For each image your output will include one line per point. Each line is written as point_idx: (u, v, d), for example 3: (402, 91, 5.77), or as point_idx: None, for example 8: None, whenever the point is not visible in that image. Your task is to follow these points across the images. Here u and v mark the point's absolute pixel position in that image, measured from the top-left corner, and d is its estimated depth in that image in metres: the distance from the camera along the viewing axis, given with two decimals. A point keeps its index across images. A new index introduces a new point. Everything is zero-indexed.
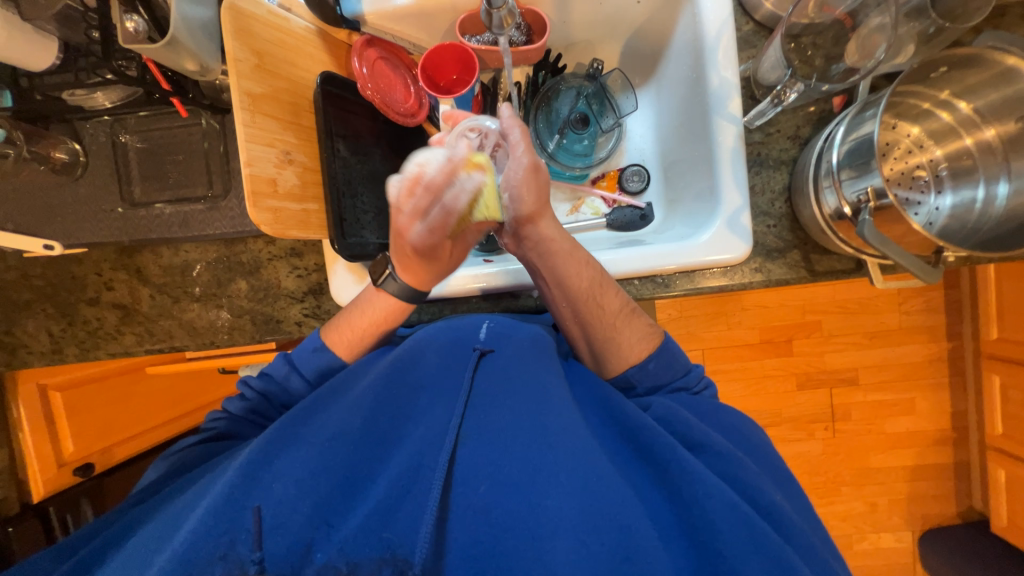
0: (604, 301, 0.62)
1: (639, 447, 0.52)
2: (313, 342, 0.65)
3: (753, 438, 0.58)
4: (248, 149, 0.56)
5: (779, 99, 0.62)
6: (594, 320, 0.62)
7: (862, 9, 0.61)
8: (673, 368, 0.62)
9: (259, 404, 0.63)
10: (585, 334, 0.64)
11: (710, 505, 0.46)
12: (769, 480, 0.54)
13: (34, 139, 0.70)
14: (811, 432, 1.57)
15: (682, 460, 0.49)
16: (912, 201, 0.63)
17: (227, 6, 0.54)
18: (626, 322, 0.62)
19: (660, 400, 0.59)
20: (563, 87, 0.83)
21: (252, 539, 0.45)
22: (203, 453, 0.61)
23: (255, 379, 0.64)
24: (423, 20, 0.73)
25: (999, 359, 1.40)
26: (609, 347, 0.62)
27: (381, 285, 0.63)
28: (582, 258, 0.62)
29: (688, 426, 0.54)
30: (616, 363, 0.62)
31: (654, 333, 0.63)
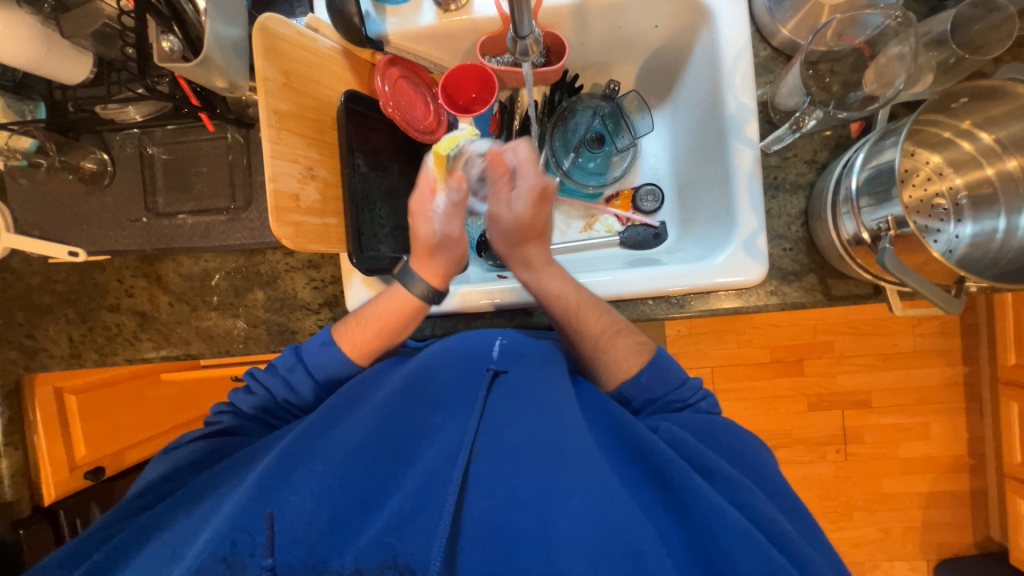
0: (584, 322, 0.62)
1: (652, 471, 0.52)
2: (323, 337, 0.65)
3: (764, 463, 0.57)
4: (273, 165, 0.57)
5: (798, 126, 0.62)
6: (578, 339, 0.64)
7: (881, 38, 0.62)
8: (667, 382, 0.61)
9: (270, 403, 0.64)
10: (577, 352, 0.66)
11: (725, 536, 0.45)
12: (778, 508, 0.52)
13: (65, 149, 0.72)
14: (823, 454, 1.54)
15: (698, 488, 0.48)
16: (932, 228, 0.64)
17: (259, 27, 0.55)
18: (610, 341, 0.62)
19: (665, 421, 0.58)
20: (579, 107, 0.85)
21: (264, 544, 0.46)
22: (212, 454, 0.60)
23: (261, 372, 0.65)
24: (444, 39, 0.74)
25: (1017, 386, 1.38)
26: (597, 364, 0.63)
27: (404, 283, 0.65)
28: (560, 284, 0.64)
29: (698, 451, 0.53)
30: (609, 378, 0.63)
31: (646, 348, 0.63)
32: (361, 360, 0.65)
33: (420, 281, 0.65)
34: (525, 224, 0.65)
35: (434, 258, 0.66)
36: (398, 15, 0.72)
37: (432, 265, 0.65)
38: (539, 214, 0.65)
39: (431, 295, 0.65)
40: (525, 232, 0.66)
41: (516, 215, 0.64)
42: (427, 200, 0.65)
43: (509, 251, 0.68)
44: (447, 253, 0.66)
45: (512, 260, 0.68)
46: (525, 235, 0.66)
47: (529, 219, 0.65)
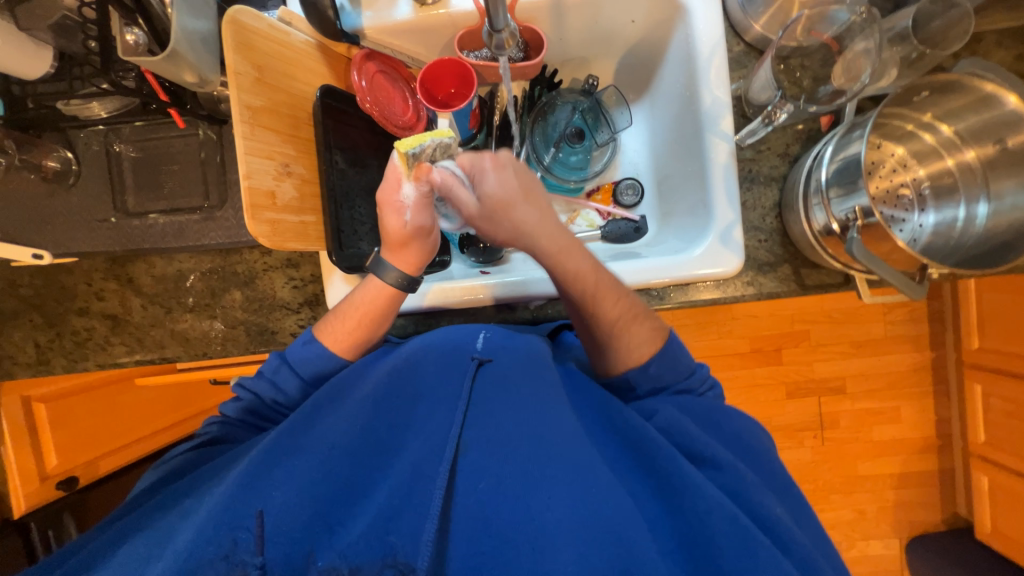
0: (603, 307, 0.59)
1: (638, 455, 0.53)
2: (306, 335, 0.65)
3: (754, 445, 0.58)
4: (247, 161, 0.56)
5: (770, 119, 0.64)
6: (595, 325, 0.60)
7: (848, 34, 0.64)
8: (677, 369, 0.61)
9: (255, 404, 0.63)
10: (591, 335, 0.62)
11: (706, 517, 0.47)
12: (770, 491, 0.54)
13: (26, 147, 0.69)
14: (801, 440, 1.59)
15: (686, 473, 0.50)
16: (897, 218, 0.66)
17: (228, 20, 0.54)
18: (626, 326, 0.60)
19: (667, 406, 0.59)
20: (559, 102, 0.85)
21: (254, 542, 0.45)
22: (196, 461, 0.60)
23: (247, 379, 0.64)
24: (422, 33, 0.74)
25: (980, 368, 1.44)
26: (616, 347, 0.61)
27: (378, 272, 0.64)
28: (574, 263, 0.58)
29: (687, 436, 0.54)
30: (626, 361, 0.61)
31: (659, 334, 0.62)
32: (345, 351, 0.64)
33: (395, 269, 0.64)
34: (504, 196, 0.57)
35: (404, 246, 0.65)
36: (374, 9, 0.71)
37: (403, 254, 0.66)
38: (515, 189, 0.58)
39: (406, 282, 0.65)
40: (511, 207, 0.58)
41: (490, 191, 0.58)
42: (393, 193, 0.63)
43: (500, 229, 0.59)
44: (418, 242, 0.66)
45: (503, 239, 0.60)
46: (506, 208, 0.58)
47: (504, 193, 0.57)
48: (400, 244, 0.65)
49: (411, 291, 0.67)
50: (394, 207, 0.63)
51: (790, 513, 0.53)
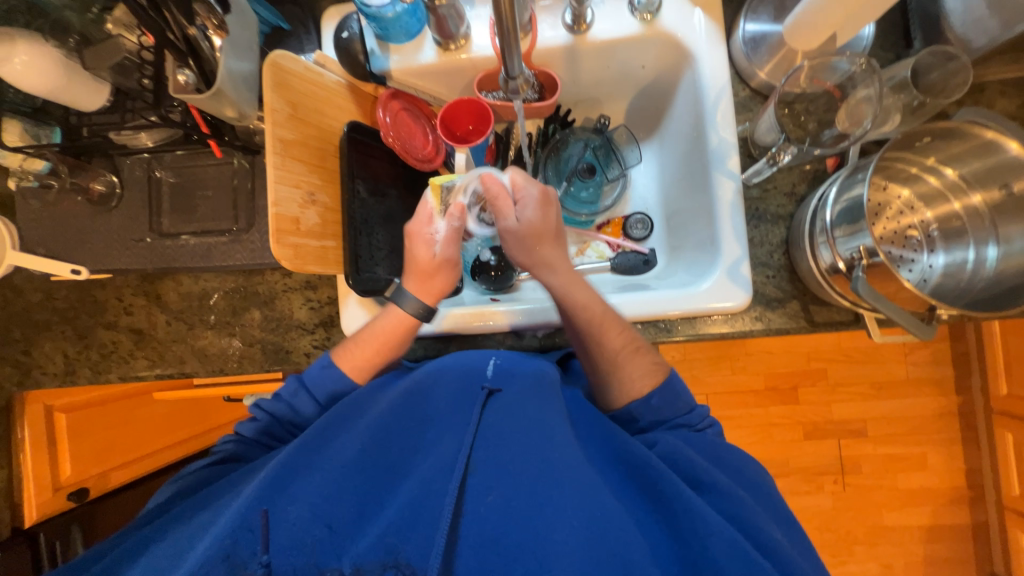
0: (606, 337, 0.63)
1: (644, 485, 0.52)
2: (324, 360, 0.67)
3: (757, 478, 0.57)
4: (276, 190, 0.60)
5: (774, 160, 0.65)
6: (598, 355, 0.63)
7: (849, 82, 0.67)
8: (676, 405, 0.62)
9: (271, 425, 0.64)
10: (594, 368, 0.65)
11: (711, 542, 0.46)
12: (773, 522, 0.53)
13: (77, 171, 0.76)
14: (820, 485, 1.52)
15: (689, 501, 0.49)
16: (905, 258, 0.66)
17: (269, 63, 0.60)
18: (628, 358, 0.63)
19: (667, 436, 0.59)
20: (572, 139, 0.88)
21: (258, 541, 0.47)
22: (212, 477, 0.61)
23: (265, 400, 0.64)
24: (444, 74, 0.79)
25: (1010, 416, 1.38)
26: (618, 383, 0.63)
27: (394, 300, 0.67)
28: (584, 294, 0.64)
29: (692, 464, 0.54)
30: (623, 396, 0.63)
31: (659, 369, 0.63)
32: (360, 377, 0.66)
33: (413, 299, 0.67)
34: (537, 227, 0.66)
35: (432, 278, 0.68)
36: (401, 52, 0.76)
37: (426, 284, 0.68)
38: (547, 215, 0.67)
39: (425, 312, 0.67)
40: (539, 235, 0.66)
41: (527, 219, 0.66)
42: (424, 226, 0.68)
43: (527, 258, 0.67)
44: (443, 272, 0.68)
45: (534, 265, 0.67)
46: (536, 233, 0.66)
47: (540, 221, 0.66)
48: (426, 275, 0.68)
49: (425, 321, 0.69)
50: (424, 239, 0.67)
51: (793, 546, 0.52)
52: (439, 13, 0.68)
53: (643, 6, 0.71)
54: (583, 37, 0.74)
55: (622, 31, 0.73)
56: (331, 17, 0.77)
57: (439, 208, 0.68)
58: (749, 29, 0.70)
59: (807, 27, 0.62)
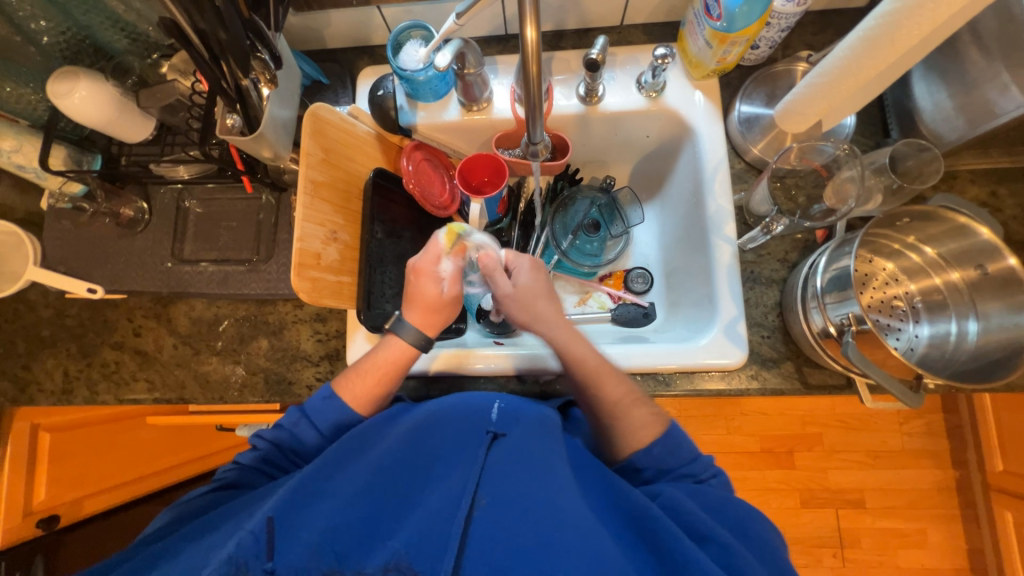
0: (604, 388, 0.66)
1: (645, 535, 0.52)
2: (325, 390, 0.68)
3: (759, 532, 0.56)
4: (303, 227, 0.64)
5: (768, 229, 0.72)
6: (597, 404, 0.66)
7: (835, 163, 0.73)
8: (679, 455, 0.62)
9: (271, 454, 0.65)
10: (598, 420, 0.67)
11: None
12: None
13: (111, 197, 0.80)
14: (819, 558, 1.47)
15: (690, 552, 0.48)
16: (892, 327, 0.70)
17: (309, 114, 0.66)
18: (627, 409, 0.65)
19: (671, 488, 0.59)
20: (579, 196, 0.94)
21: (264, 551, 0.49)
22: (213, 504, 0.62)
23: (267, 429, 0.66)
24: (464, 131, 0.86)
25: (1007, 494, 1.36)
26: (617, 432, 0.65)
27: (393, 328, 0.69)
28: (581, 347, 0.68)
29: (694, 516, 0.54)
30: (624, 446, 0.64)
31: (659, 420, 0.64)
32: (362, 409, 0.67)
33: (412, 327, 0.68)
34: (531, 288, 0.71)
35: (436, 314, 0.70)
36: (427, 109, 0.83)
37: (429, 322, 0.70)
38: (537, 279, 0.72)
39: (424, 342, 0.69)
40: (532, 297, 0.70)
41: (522, 284, 0.71)
42: (432, 264, 0.69)
43: (526, 319, 0.71)
44: (439, 317, 0.70)
45: (531, 323, 0.70)
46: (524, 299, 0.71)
47: (532, 283, 0.72)
48: (427, 314, 0.69)
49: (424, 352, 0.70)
50: (429, 278, 0.69)
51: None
52: (466, 79, 0.75)
53: (650, 85, 0.79)
54: (594, 107, 0.81)
55: (630, 105, 0.81)
56: (367, 75, 0.84)
57: (447, 248, 0.70)
58: (744, 110, 0.78)
59: (797, 114, 0.69)
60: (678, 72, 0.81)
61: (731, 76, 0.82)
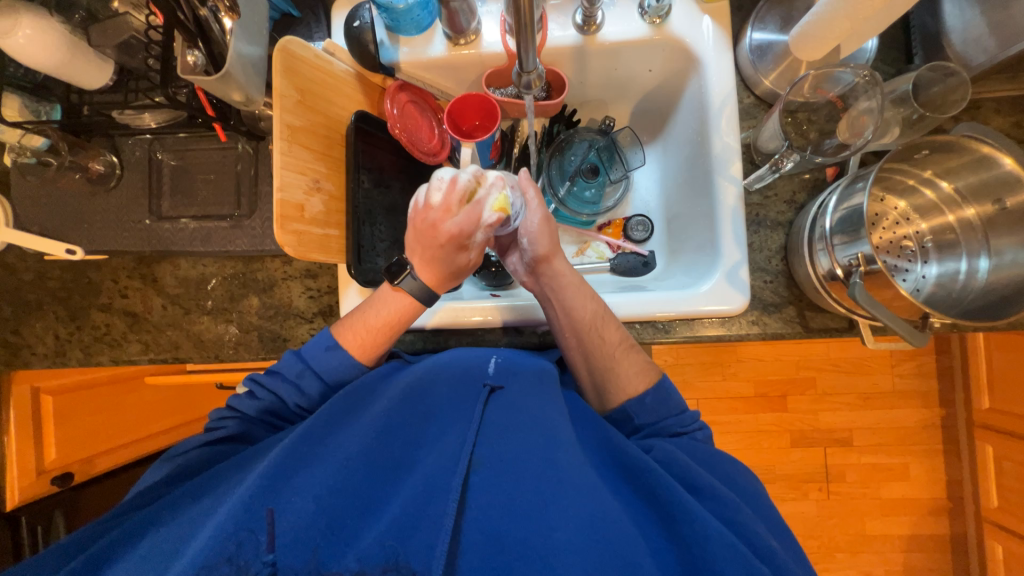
0: (601, 334, 0.65)
1: (642, 488, 0.54)
2: (326, 342, 0.67)
3: (739, 480, 0.58)
4: (282, 175, 0.60)
5: (777, 167, 0.67)
6: (593, 353, 0.65)
7: (852, 93, 0.68)
8: (668, 405, 0.63)
9: (275, 405, 0.66)
10: (589, 368, 0.67)
11: (712, 547, 0.47)
12: (767, 530, 0.54)
13: (76, 150, 0.74)
14: (805, 492, 1.55)
15: (685, 503, 0.50)
16: (900, 268, 0.68)
17: (279, 48, 0.59)
18: (623, 354, 0.65)
19: (661, 442, 0.60)
20: (576, 139, 0.89)
21: (264, 538, 0.48)
22: (210, 459, 0.63)
23: (264, 377, 0.66)
24: (453, 70, 0.80)
25: (991, 430, 1.41)
26: (608, 377, 0.65)
27: (398, 283, 0.67)
28: (580, 296, 0.67)
29: (686, 469, 0.55)
30: (615, 393, 0.65)
31: (652, 369, 0.65)
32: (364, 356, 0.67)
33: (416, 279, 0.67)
34: (537, 236, 0.70)
35: (450, 279, 0.70)
36: (410, 45, 0.76)
37: (427, 266, 0.68)
38: (547, 231, 0.71)
39: (425, 293, 0.68)
40: (541, 246, 0.70)
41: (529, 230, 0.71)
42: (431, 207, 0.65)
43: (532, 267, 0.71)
44: (455, 249, 0.67)
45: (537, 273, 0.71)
46: (538, 254, 0.70)
47: (539, 233, 0.70)
48: (426, 260, 0.67)
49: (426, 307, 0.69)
50: (442, 218, 0.65)
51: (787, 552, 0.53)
52: (451, 7, 0.68)
53: (653, 10, 0.72)
54: (592, 37, 0.75)
55: (632, 34, 0.74)
56: (342, 6, 0.77)
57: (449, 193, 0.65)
58: (756, 37, 0.72)
59: (813, 40, 0.63)
60: None
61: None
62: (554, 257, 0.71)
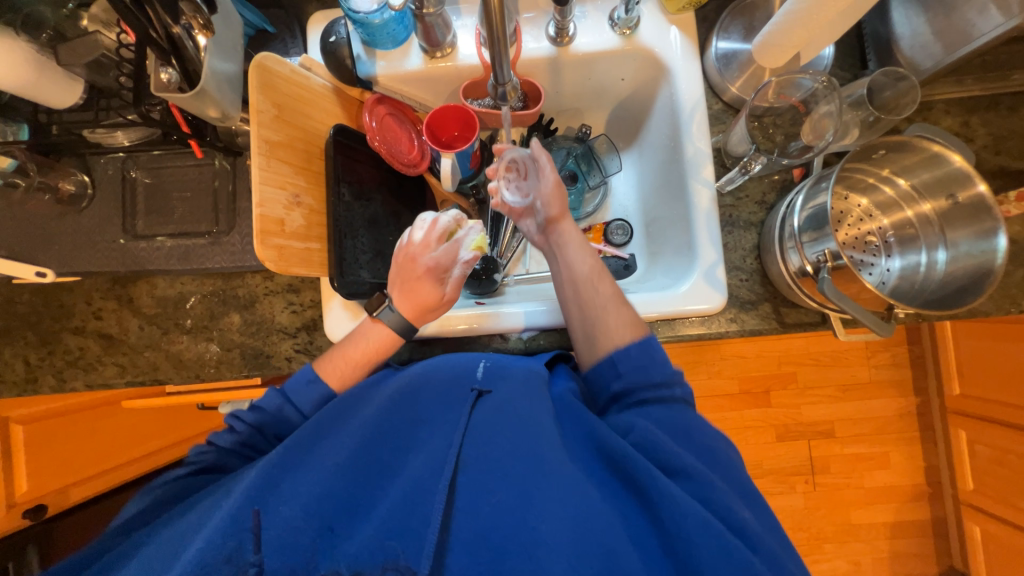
0: (595, 286, 0.68)
1: (624, 475, 0.53)
2: (308, 375, 0.67)
3: (721, 454, 0.57)
4: (261, 191, 0.60)
5: (747, 169, 0.70)
6: (586, 302, 0.67)
7: (812, 98, 0.71)
8: (650, 367, 0.61)
9: (252, 438, 0.64)
10: (579, 320, 0.68)
11: (687, 526, 0.47)
12: (743, 504, 0.54)
13: (45, 170, 0.72)
14: (792, 485, 1.58)
15: (664, 486, 0.49)
16: (865, 262, 0.71)
17: (255, 65, 0.59)
18: (613, 306, 0.66)
19: (640, 417, 0.58)
20: (555, 147, 0.91)
21: (251, 544, 0.48)
22: (190, 487, 0.61)
23: (245, 411, 0.64)
24: (430, 83, 0.81)
25: (963, 415, 1.46)
26: (597, 325, 0.66)
27: (377, 316, 0.68)
28: (582, 254, 0.70)
29: (668, 451, 0.53)
30: (603, 343, 0.65)
31: (641, 326, 0.65)
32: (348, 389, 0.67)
33: (395, 312, 0.68)
34: (549, 199, 0.72)
35: (430, 311, 0.70)
36: (387, 59, 0.77)
37: (405, 299, 0.68)
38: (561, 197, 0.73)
39: (407, 327, 0.68)
40: (555, 212, 0.73)
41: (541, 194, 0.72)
42: (410, 248, 0.70)
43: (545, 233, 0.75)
44: (432, 281, 0.68)
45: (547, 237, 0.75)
46: (550, 216, 0.72)
47: (552, 196, 0.72)
48: (403, 294, 0.68)
49: (407, 338, 0.70)
50: (421, 252, 0.69)
51: (758, 521, 0.53)
52: (426, 21, 0.69)
53: (623, 21, 0.75)
54: (566, 49, 0.77)
55: (603, 45, 0.77)
56: (318, 22, 0.77)
57: (427, 235, 0.70)
58: (721, 46, 0.75)
59: (775, 48, 0.67)
60: (653, 7, 0.76)
61: (707, 10, 0.79)
62: (565, 218, 0.73)
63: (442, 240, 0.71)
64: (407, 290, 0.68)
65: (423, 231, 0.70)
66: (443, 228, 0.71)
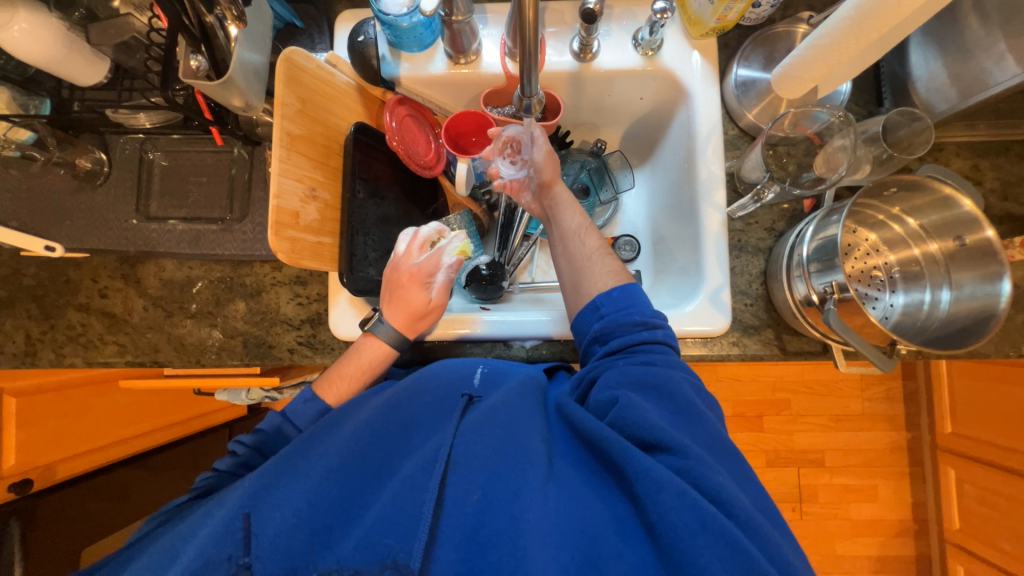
0: (583, 242, 0.69)
1: (607, 462, 0.52)
2: (306, 395, 0.68)
3: (703, 414, 0.55)
4: (279, 182, 0.60)
5: (759, 197, 0.71)
6: (574, 258, 0.69)
7: (828, 131, 0.73)
8: (630, 325, 0.60)
9: (254, 459, 0.64)
10: (568, 275, 0.69)
11: (663, 502, 0.46)
12: (739, 490, 0.50)
13: (64, 146, 0.72)
14: (780, 511, 1.58)
15: (639, 463, 0.48)
16: (870, 296, 0.72)
17: (283, 59, 0.60)
18: (599, 258, 0.68)
19: (622, 385, 0.56)
20: (568, 160, 0.91)
21: (242, 544, 0.49)
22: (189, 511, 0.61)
23: (247, 434, 0.65)
24: (452, 88, 0.82)
25: (953, 453, 1.47)
26: (584, 277, 0.67)
27: (371, 329, 0.69)
28: (570, 215, 0.71)
29: (649, 427, 0.51)
30: (589, 293, 0.66)
31: (625, 275, 0.66)
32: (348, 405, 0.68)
33: (388, 326, 0.68)
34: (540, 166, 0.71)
35: (421, 319, 0.70)
36: (412, 61, 0.78)
37: (395, 311, 0.69)
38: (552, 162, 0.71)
39: (401, 342, 0.69)
40: (545, 177, 0.71)
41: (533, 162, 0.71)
42: (397, 260, 0.71)
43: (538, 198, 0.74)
44: (417, 287, 0.69)
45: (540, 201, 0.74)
46: (542, 179, 0.72)
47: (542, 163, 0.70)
48: (393, 305, 0.69)
49: (399, 351, 0.70)
50: (405, 261, 0.71)
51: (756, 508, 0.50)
52: (453, 28, 0.70)
53: (647, 42, 0.76)
54: (588, 65, 0.78)
55: (625, 64, 0.78)
56: (345, 20, 0.78)
57: (410, 246, 0.72)
58: (741, 73, 0.76)
59: (794, 80, 0.68)
60: (677, 30, 0.78)
61: (729, 37, 0.80)
62: (558, 182, 0.73)
63: (424, 247, 0.73)
64: (397, 299, 0.69)
65: (404, 243, 0.73)
66: (424, 239, 0.73)
